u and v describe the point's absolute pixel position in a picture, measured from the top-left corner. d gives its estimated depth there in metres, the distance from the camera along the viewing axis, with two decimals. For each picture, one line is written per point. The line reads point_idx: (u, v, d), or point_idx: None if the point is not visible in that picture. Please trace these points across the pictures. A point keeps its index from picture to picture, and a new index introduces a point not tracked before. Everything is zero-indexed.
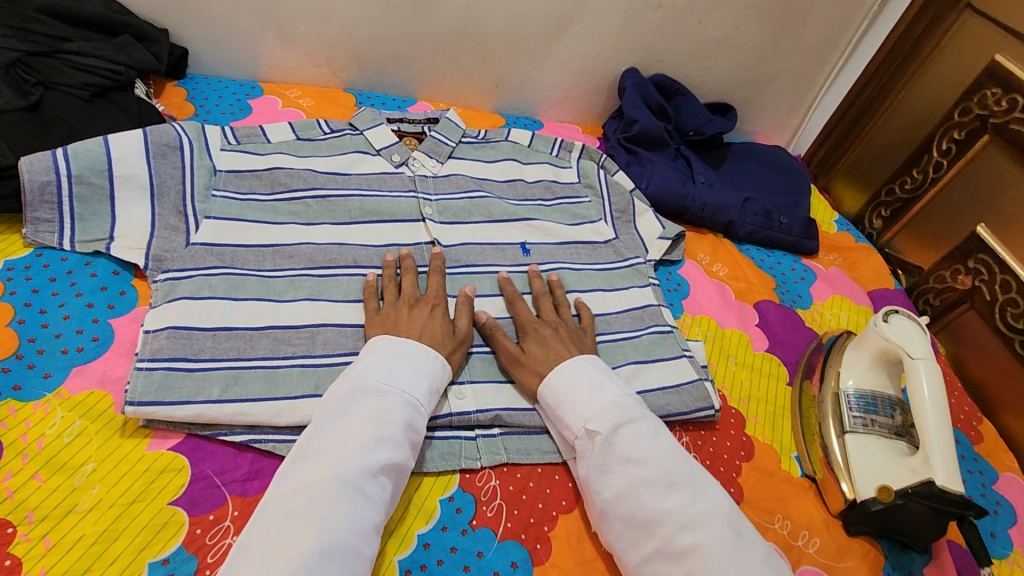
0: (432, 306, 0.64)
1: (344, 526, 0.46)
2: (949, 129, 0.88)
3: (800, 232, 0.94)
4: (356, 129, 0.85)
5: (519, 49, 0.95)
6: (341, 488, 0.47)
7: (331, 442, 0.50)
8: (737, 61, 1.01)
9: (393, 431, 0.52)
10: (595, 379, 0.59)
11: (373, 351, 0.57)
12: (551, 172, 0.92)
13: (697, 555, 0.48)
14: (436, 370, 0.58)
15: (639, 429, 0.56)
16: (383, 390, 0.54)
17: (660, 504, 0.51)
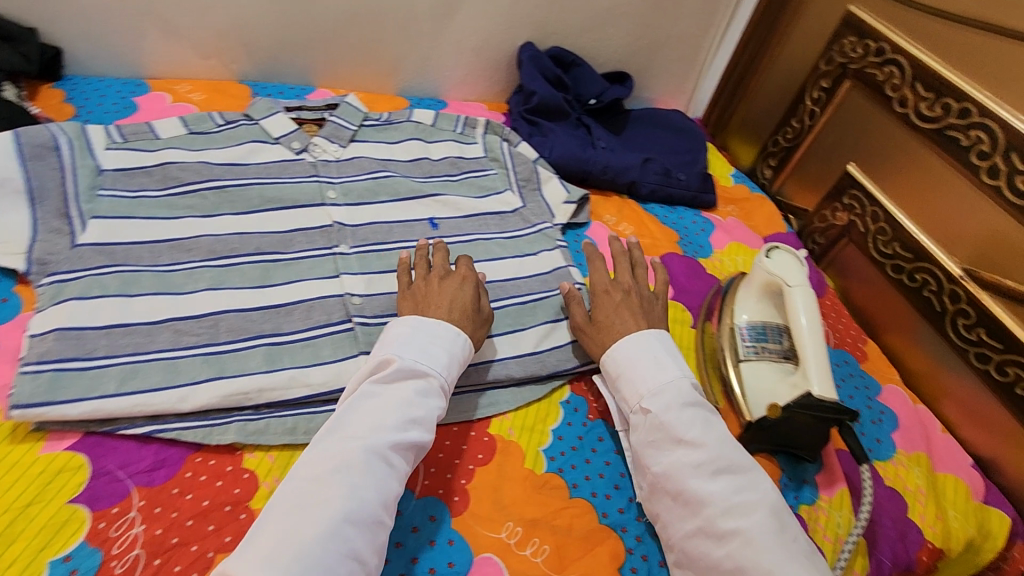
0: (465, 279, 0.66)
1: (371, 496, 0.48)
2: (818, 79, 0.95)
3: (698, 186, 1.00)
4: (251, 119, 0.84)
5: (415, 30, 0.96)
6: (371, 458, 0.50)
7: (363, 417, 0.53)
8: (627, 30, 1.05)
9: (420, 412, 0.54)
10: (657, 357, 0.62)
11: (409, 325, 0.59)
12: (457, 149, 0.94)
13: (740, 538, 0.50)
14: (458, 349, 0.60)
15: (694, 413, 0.57)
16: (418, 367, 0.57)
17: (705, 486, 0.53)
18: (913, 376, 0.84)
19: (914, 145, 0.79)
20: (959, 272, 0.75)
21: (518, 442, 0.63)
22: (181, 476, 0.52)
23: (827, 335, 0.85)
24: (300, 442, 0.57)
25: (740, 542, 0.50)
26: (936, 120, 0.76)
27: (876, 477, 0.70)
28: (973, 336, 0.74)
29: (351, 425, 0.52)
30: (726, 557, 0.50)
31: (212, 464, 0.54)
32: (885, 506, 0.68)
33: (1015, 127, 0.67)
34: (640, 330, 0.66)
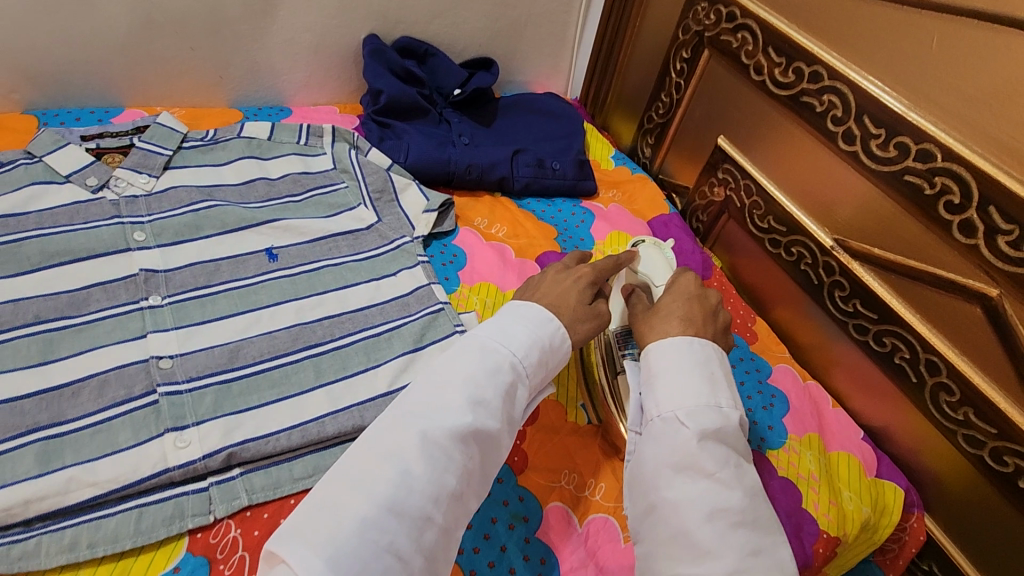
0: (586, 275, 0.59)
1: (426, 485, 0.41)
2: (678, 49, 0.90)
3: (575, 175, 0.93)
4: (33, 156, 0.71)
5: (233, 32, 0.84)
6: (427, 446, 0.42)
7: (423, 400, 0.45)
8: (481, 12, 0.96)
9: (492, 398, 0.46)
10: (708, 371, 0.50)
11: (524, 308, 0.52)
12: (300, 163, 0.83)
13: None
14: (558, 337, 0.52)
15: (727, 453, 0.45)
16: (487, 348, 0.49)
17: (717, 539, 0.41)
18: (804, 350, 0.81)
19: (774, 113, 0.76)
20: (831, 243, 0.72)
21: None
22: None
23: None
24: (84, 558, 0.47)
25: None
26: (791, 86, 0.72)
27: (768, 469, 0.67)
28: (850, 307, 0.72)
29: (408, 410, 0.44)
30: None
31: None
32: (780, 500, 0.64)
33: (865, 89, 0.64)
34: (692, 337, 0.52)
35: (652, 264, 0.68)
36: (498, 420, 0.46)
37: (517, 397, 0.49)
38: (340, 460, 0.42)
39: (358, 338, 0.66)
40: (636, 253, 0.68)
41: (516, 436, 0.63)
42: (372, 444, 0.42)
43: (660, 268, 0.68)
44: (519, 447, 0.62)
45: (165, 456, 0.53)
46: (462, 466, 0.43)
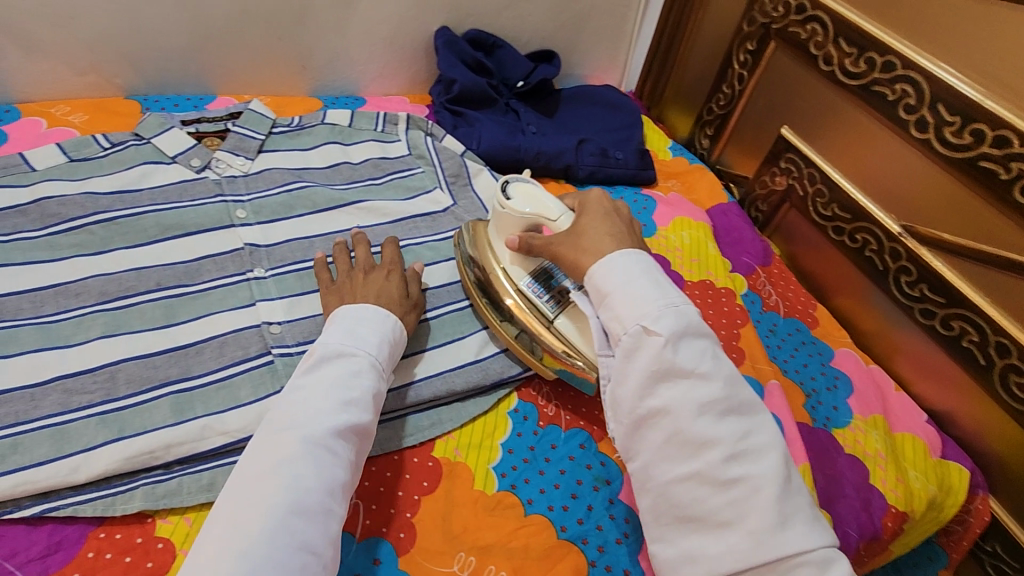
0: (390, 272, 0.64)
1: (319, 487, 0.45)
2: (742, 41, 0.92)
3: (636, 163, 0.96)
4: (141, 138, 0.76)
5: (317, 23, 0.88)
6: (309, 451, 0.46)
7: (290, 412, 0.48)
8: (547, 5, 1.00)
9: (359, 393, 0.51)
10: (653, 280, 0.54)
11: (363, 310, 0.57)
12: (378, 149, 0.87)
13: (745, 485, 0.46)
14: (402, 340, 0.58)
15: (701, 345, 0.51)
16: (344, 353, 0.53)
17: (712, 429, 0.47)
18: (865, 336, 0.83)
19: (842, 102, 0.78)
20: (898, 229, 0.74)
21: (465, 462, 0.59)
22: (81, 557, 0.46)
23: (776, 305, 0.84)
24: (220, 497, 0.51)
25: (745, 489, 0.46)
26: (862, 76, 0.74)
27: (836, 447, 0.69)
28: (917, 292, 0.74)
29: (281, 425, 0.48)
30: (727, 505, 0.46)
31: (118, 538, 0.48)
32: (848, 476, 0.67)
33: (940, 78, 0.66)
34: (624, 249, 0.57)
35: (531, 202, 0.64)
36: (369, 412, 0.51)
37: (382, 389, 0.54)
38: (221, 492, 0.45)
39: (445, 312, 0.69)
40: (511, 207, 0.64)
41: (595, 407, 0.67)
42: (251, 466, 0.46)
43: (547, 203, 0.64)
44: (599, 418, 0.66)
45: None
46: (346, 458, 0.48)
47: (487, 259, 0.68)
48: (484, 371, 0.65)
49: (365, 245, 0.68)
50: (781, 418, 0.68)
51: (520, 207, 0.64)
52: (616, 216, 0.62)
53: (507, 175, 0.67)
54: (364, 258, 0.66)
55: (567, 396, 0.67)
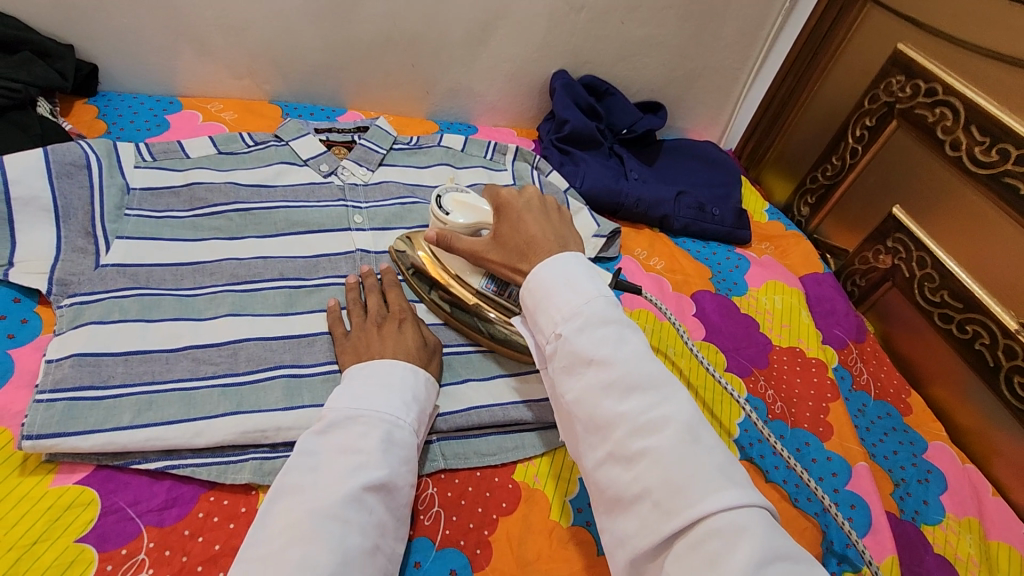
0: (401, 320, 0.63)
1: (331, 561, 0.42)
2: (861, 116, 0.93)
3: (732, 222, 0.96)
4: (281, 140, 0.83)
5: (448, 55, 0.94)
6: (317, 523, 0.43)
7: (303, 480, 0.47)
8: (662, 60, 1.03)
9: (369, 452, 0.49)
10: (569, 278, 0.51)
11: (371, 368, 0.55)
12: (485, 175, 0.91)
13: (648, 460, 0.41)
14: (423, 387, 0.57)
15: (608, 332, 0.47)
16: (355, 414, 0.51)
17: (615, 408, 0.44)
18: (960, 432, 0.79)
19: (966, 189, 0.76)
20: (1016, 327, 0.71)
21: (543, 490, 0.60)
22: (193, 516, 0.50)
23: (867, 385, 0.81)
24: None
25: (648, 464, 0.41)
26: (992, 166, 0.72)
27: (924, 545, 0.65)
28: None
29: (293, 495, 0.46)
30: (633, 483, 0.41)
31: (225, 504, 0.51)
32: None
33: None
34: (556, 254, 0.54)
35: (466, 211, 0.67)
36: (383, 468, 0.48)
37: (401, 443, 0.51)
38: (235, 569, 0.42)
39: None
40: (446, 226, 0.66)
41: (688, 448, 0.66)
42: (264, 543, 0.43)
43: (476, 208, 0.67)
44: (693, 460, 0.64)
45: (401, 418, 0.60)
46: (364, 520, 0.46)
47: (445, 260, 0.69)
48: None
49: (378, 292, 0.67)
50: (867, 502, 0.66)
51: (458, 218, 0.66)
52: (540, 209, 0.61)
53: (437, 191, 0.69)
54: (376, 307, 0.65)
55: None
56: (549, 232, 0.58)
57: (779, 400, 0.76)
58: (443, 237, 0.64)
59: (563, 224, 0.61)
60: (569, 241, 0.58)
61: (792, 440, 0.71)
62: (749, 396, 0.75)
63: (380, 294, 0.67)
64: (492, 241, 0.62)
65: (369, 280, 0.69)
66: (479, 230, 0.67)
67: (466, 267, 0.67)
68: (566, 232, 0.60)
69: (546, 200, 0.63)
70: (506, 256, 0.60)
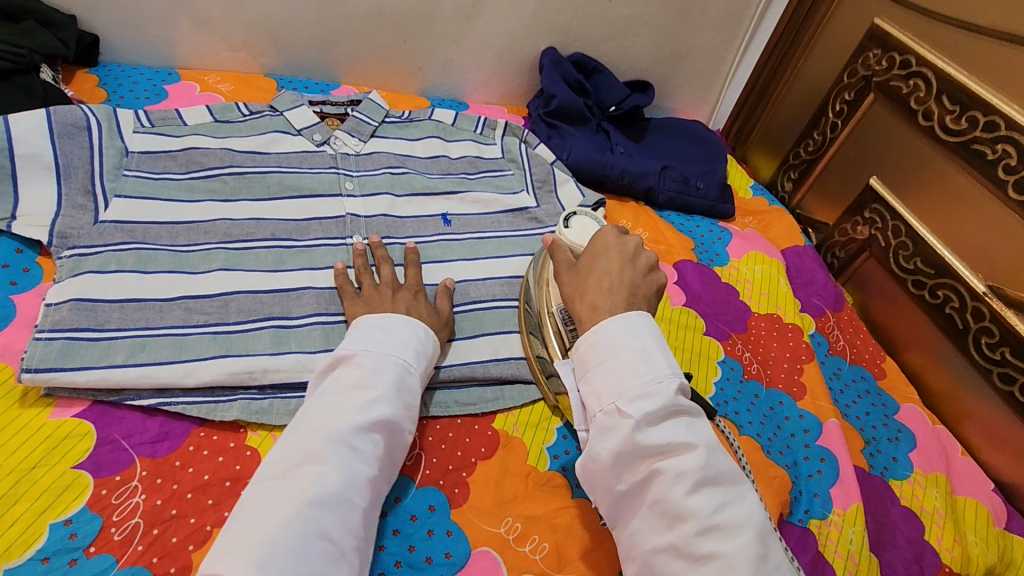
0: (414, 290, 0.65)
1: (340, 479, 0.46)
2: (841, 91, 0.95)
3: (716, 196, 0.99)
4: (275, 110, 0.85)
5: (439, 31, 0.96)
6: (329, 447, 0.47)
7: (320, 413, 0.50)
8: (650, 39, 1.05)
9: (382, 393, 0.51)
10: (640, 348, 0.52)
11: (389, 319, 0.57)
12: (475, 148, 0.94)
13: (717, 563, 0.44)
14: (433, 343, 0.59)
15: (676, 423, 0.50)
16: (372, 357, 0.54)
17: (685, 501, 0.46)
18: (933, 397, 0.81)
19: (938, 157, 0.78)
20: (984, 289, 0.73)
21: (521, 438, 0.62)
22: (184, 449, 0.53)
23: (843, 350, 0.83)
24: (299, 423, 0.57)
25: (718, 567, 0.44)
26: (962, 134, 0.75)
27: (890, 497, 0.68)
28: (997, 355, 0.72)
29: (310, 423, 0.49)
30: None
31: (214, 439, 0.54)
32: (901, 527, 0.65)
33: None
34: (625, 311, 0.55)
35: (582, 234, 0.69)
36: (392, 410, 0.51)
37: (410, 388, 0.54)
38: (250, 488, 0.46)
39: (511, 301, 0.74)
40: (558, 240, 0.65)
41: None
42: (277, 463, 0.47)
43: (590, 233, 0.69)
44: None
45: None
46: (370, 451, 0.49)
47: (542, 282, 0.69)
48: None
49: (388, 262, 0.69)
50: (836, 457, 0.68)
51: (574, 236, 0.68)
52: (630, 252, 0.62)
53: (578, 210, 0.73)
54: (389, 276, 0.66)
55: None
56: (623, 281, 0.59)
57: (755, 361, 0.78)
58: (552, 244, 0.64)
59: (645, 278, 0.61)
60: (638, 300, 0.58)
61: (765, 399, 0.74)
62: (725, 357, 0.78)
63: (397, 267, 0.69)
64: (571, 267, 0.62)
65: (378, 249, 0.70)
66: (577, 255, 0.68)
67: (553, 296, 0.66)
68: (642, 286, 0.60)
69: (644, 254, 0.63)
70: (572, 284, 0.60)
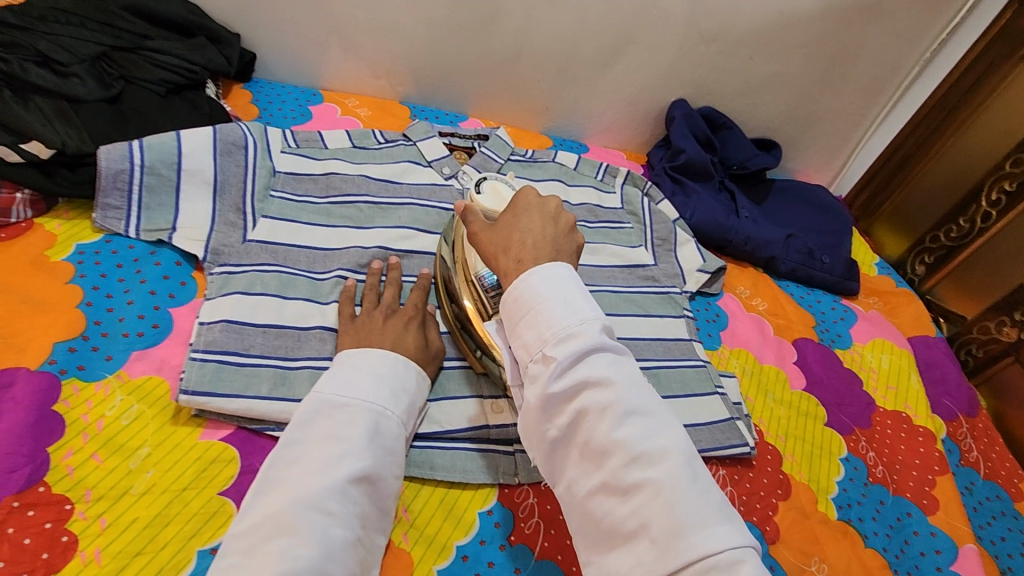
0: (408, 319, 0.62)
1: (314, 552, 0.42)
2: (999, 180, 0.95)
3: (842, 272, 0.94)
4: (409, 140, 0.87)
5: (574, 74, 0.96)
6: (300, 514, 0.43)
7: (289, 473, 0.46)
8: (784, 99, 1.02)
9: (355, 443, 0.47)
10: (564, 293, 0.47)
11: (362, 355, 0.53)
12: (595, 196, 0.92)
13: (647, 492, 0.39)
14: (415, 382, 0.55)
15: (601, 358, 0.45)
16: (342, 402, 0.50)
17: (611, 436, 0.41)
18: None
19: None
20: None
21: None
22: None
23: (976, 462, 0.77)
24: (428, 477, 0.56)
25: (648, 495, 0.39)
26: None
27: None
28: None
29: (279, 485, 0.45)
30: (630, 516, 0.39)
31: None
32: None
33: None
34: (546, 263, 0.49)
35: (495, 197, 0.67)
36: (368, 461, 0.47)
37: (387, 434, 0.50)
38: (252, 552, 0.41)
39: None
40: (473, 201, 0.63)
41: (770, 506, 0.65)
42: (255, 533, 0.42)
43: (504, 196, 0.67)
44: (772, 517, 0.64)
45: (486, 416, 0.61)
46: (347, 512, 0.45)
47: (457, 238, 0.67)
48: None
49: (396, 286, 0.67)
50: None
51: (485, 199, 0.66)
52: (550, 212, 0.55)
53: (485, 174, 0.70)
54: (389, 299, 0.64)
55: (744, 487, 0.66)
56: (547, 238, 0.53)
57: (881, 463, 0.73)
58: (465, 210, 0.56)
59: (568, 238, 0.55)
60: (565, 256, 0.53)
61: (891, 507, 0.69)
62: (849, 454, 0.73)
63: (399, 288, 0.67)
64: (490, 225, 0.55)
65: (393, 272, 0.69)
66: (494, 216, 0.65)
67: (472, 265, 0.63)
68: (567, 244, 0.54)
69: (561, 212, 0.56)
70: (494, 241, 0.53)
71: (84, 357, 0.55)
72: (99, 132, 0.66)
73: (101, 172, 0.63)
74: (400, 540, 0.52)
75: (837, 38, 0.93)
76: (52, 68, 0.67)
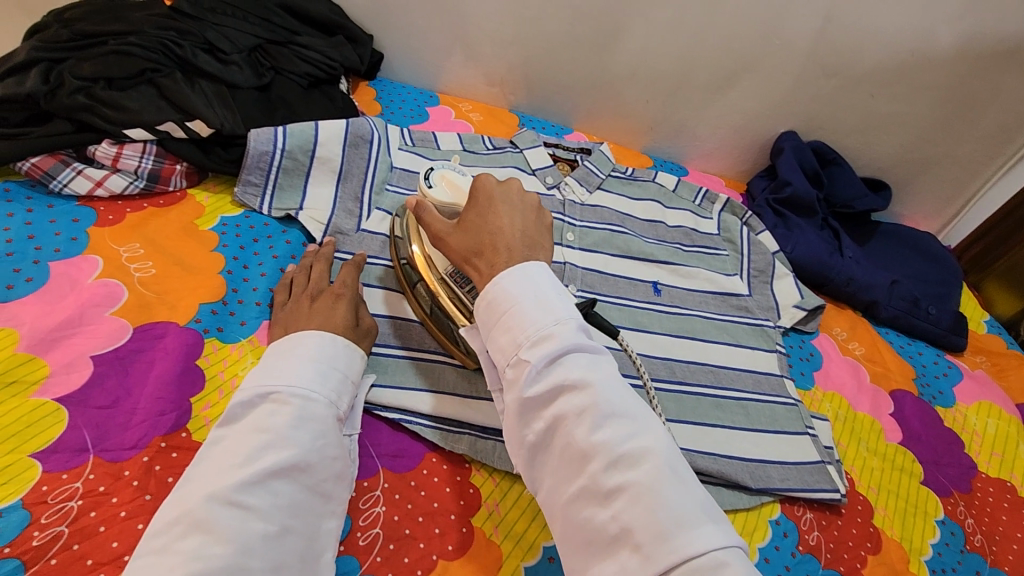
0: (337, 297, 0.60)
1: (227, 550, 0.39)
2: None
3: (948, 325, 0.89)
4: (516, 147, 0.89)
5: (685, 97, 0.96)
6: (214, 509, 0.40)
7: (207, 467, 0.43)
8: (901, 139, 0.98)
9: (276, 432, 0.46)
10: (540, 293, 0.46)
11: (287, 342, 0.53)
12: (692, 220, 0.91)
13: (627, 496, 0.37)
14: (343, 358, 0.54)
15: (579, 361, 0.43)
16: (266, 392, 0.49)
17: (588, 440, 0.39)
18: None
19: None
20: None
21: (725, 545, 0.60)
22: (418, 472, 0.56)
23: None
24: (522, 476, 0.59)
25: (627, 501, 0.37)
26: None
27: None
28: None
29: (197, 478, 0.43)
30: (610, 522, 0.37)
31: (443, 468, 0.57)
32: None
33: None
34: (520, 264, 0.48)
35: (451, 190, 0.63)
36: (293, 448, 0.45)
37: (315, 417, 0.49)
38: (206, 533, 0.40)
39: (716, 396, 0.71)
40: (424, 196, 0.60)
41: (857, 559, 0.63)
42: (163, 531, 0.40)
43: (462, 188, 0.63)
44: (860, 570, 0.62)
45: None
46: (269, 506, 0.42)
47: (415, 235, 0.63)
48: (749, 470, 0.65)
49: (328, 261, 0.66)
50: None
51: (440, 194, 0.62)
52: (520, 202, 0.55)
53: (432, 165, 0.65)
54: (318, 279, 0.63)
55: (832, 534, 0.64)
56: (519, 229, 0.52)
57: (980, 532, 0.69)
58: (417, 207, 0.56)
59: (540, 225, 0.55)
60: (538, 250, 0.52)
61: None
62: (945, 517, 0.69)
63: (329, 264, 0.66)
64: (456, 225, 0.55)
65: (326, 249, 0.67)
66: (454, 212, 0.62)
67: (437, 266, 0.59)
68: (540, 237, 0.54)
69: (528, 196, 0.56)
70: (462, 244, 0.53)
71: (222, 320, 0.60)
72: (249, 115, 0.72)
73: (249, 151, 0.69)
74: (490, 533, 0.54)
75: (967, 83, 0.90)
76: (216, 55, 0.74)
